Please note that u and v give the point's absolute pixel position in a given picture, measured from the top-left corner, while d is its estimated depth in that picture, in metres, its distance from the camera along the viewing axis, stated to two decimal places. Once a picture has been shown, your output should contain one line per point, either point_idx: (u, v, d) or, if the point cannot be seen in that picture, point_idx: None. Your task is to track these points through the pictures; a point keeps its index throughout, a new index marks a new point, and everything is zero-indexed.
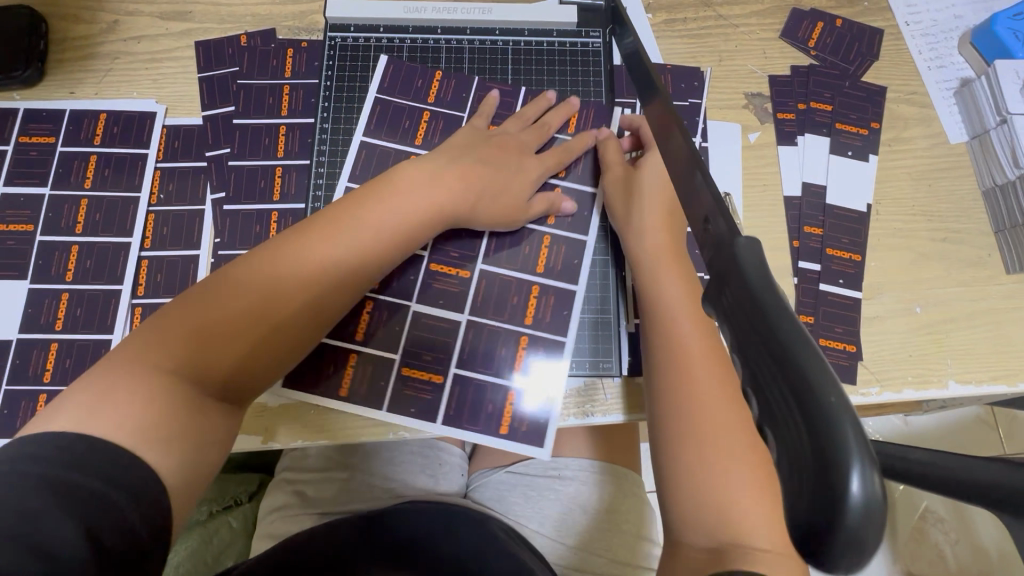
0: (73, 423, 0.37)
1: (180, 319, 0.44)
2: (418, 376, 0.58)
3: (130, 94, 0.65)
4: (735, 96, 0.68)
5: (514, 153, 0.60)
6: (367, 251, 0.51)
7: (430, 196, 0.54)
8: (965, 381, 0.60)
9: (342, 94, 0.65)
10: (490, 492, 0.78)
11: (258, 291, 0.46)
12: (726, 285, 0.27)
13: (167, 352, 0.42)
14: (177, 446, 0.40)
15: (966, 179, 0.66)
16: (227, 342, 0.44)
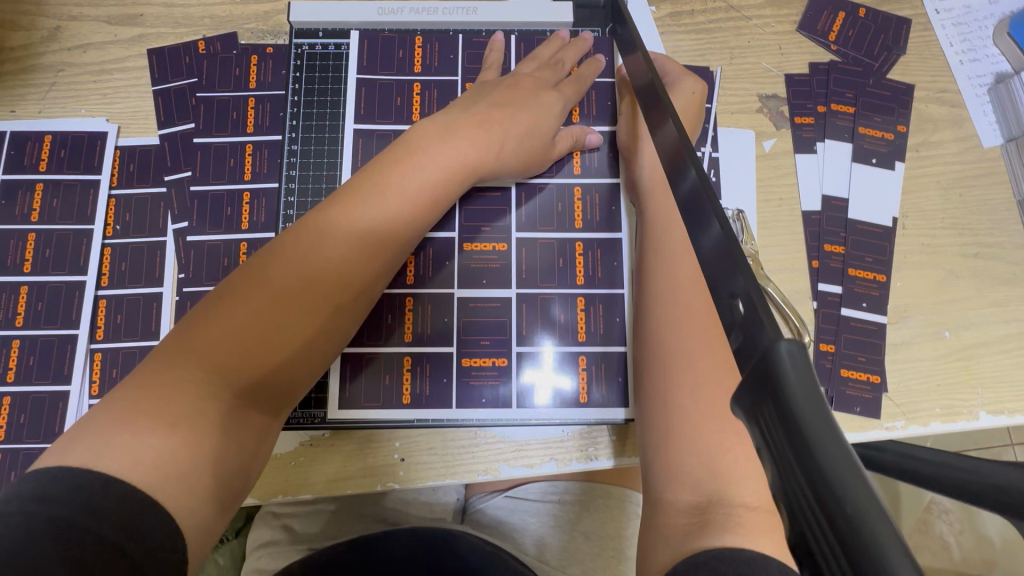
0: (93, 455, 0.33)
1: (205, 329, 0.39)
2: (479, 364, 0.53)
3: (77, 111, 0.59)
4: (747, 99, 0.61)
5: (531, 91, 0.54)
6: (393, 221, 0.46)
7: (452, 150, 0.49)
8: (997, 411, 0.55)
9: (311, 109, 0.58)
10: (488, 517, 0.74)
11: (279, 285, 0.41)
12: (765, 401, 0.23)
13: (199, 365, 0.38)
14: (200, 480, 0.36)
15: (999, 187, 0.60)
16: (268, 340, 0.40)
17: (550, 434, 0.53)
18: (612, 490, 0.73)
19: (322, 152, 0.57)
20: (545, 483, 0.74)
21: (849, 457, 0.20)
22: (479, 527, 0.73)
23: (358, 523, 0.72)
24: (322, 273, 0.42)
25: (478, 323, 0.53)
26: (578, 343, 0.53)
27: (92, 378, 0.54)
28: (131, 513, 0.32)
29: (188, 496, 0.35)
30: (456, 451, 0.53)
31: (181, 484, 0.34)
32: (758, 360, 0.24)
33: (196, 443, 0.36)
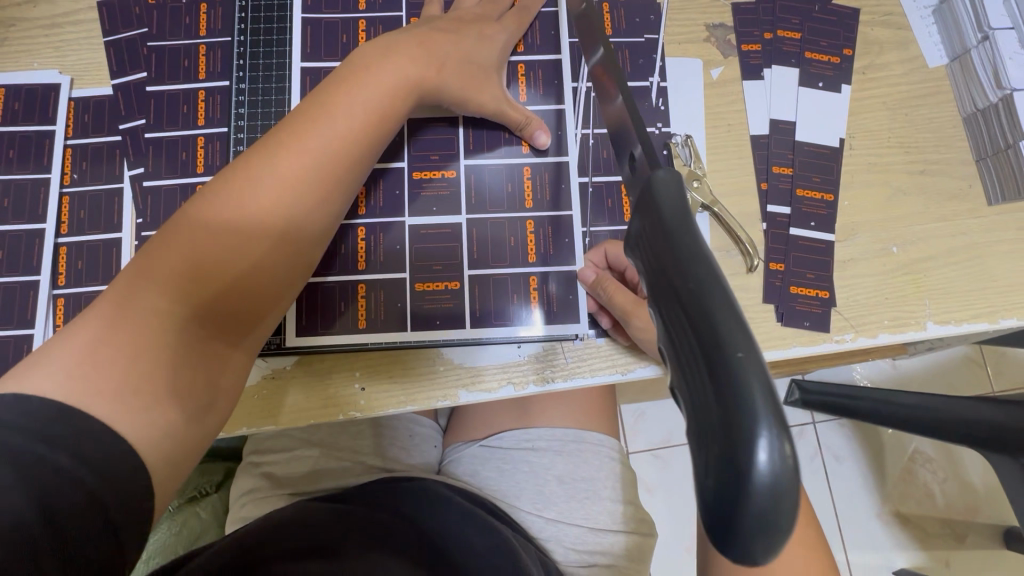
0: (54, 383, 0.33)
1: (162, 256, 0.39)
2: (432, 289, 0.54)
3: (30, 65, 0.59)
4: (694, 29, 0.62)
5: (471, 22, 0.55)
6: (347, 145, 0.46)
7: (394, 71, 0.48)
8: (944, 321, 0.57)
9: (259, 51, 0.59)
10: (464, 467, 0.74)
11: (240, 215, 0.41)
12: (644, 230, 0.23)
13: (157, 288, 0.38)
14: (160, 408, 0.35)
15: (945, 106, 0.61)
16: (221, 261, 0.40)
17: (507, 358, 0.54)
18: (583, 434, 0.74)
19: (270, 91, 0.58)
20: (520, 430, 0.74)
21: (702, 253, 0.21)
22: (453, 476, 0.73)
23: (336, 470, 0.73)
24: (282, 199, 0.42)
25: (431, 250, 0.54)
26: (528, 264, 0.55)
27: (55, 322, 0.55)
28: (87, 441, 0.32)
29: (154, 425, 0.35)
30: (415, 377, 0.54)
31: (149, 409, 0.35)
32: (642, 199, 0.24)
33: (163, 368, 0.36)
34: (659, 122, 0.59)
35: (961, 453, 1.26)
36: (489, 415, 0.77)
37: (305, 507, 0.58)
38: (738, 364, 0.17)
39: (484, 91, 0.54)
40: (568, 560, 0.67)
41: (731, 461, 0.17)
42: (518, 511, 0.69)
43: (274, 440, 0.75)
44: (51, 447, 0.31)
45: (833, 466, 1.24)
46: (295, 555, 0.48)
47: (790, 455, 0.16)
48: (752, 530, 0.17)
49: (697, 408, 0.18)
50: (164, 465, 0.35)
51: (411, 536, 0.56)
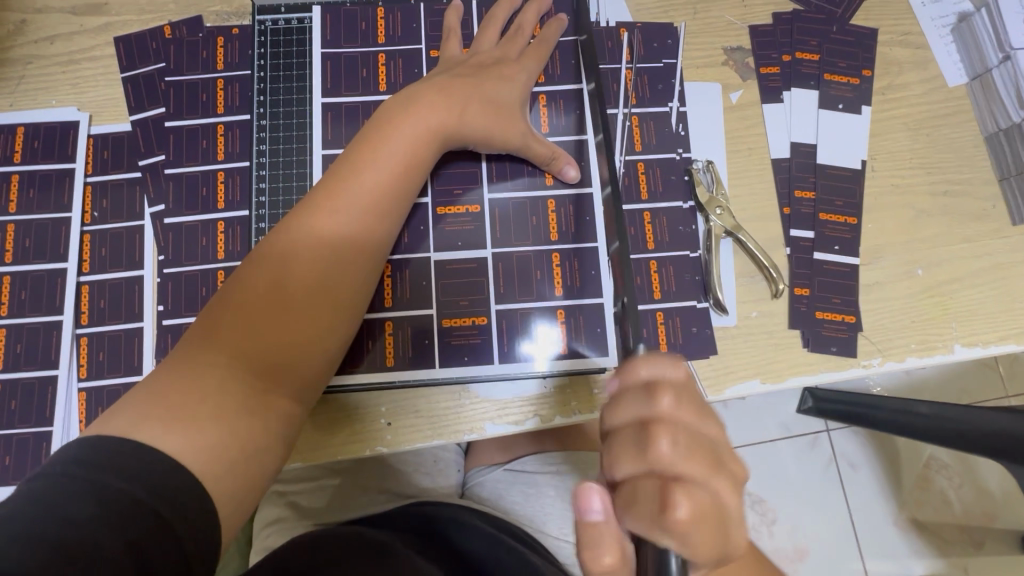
0: (127, 424, 0.36)
1: (219, 323, 0.41)
2: (459, 324, 0.54)
3: (48, 102, 0.59)
4: (712, 52, 0.61)
5: (491, 63, 0.55)
6: (379, 190, 0.47)
7: (420, 117, 0.49)
8: (971, 344, 0.56)
9: (279, 86, 0.58)
10: (488, 491, 0.74)
11: (288, 277, 0.43)
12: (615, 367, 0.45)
13: (215, 351, 0.40)
14: (225, 447, 0.37)
15: (966, 125, 0.61)
16: (272, 321, 0.42)
17: (535, 391, 0.54)
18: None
19: (290, 126, 0.58)
20: (542, 456, 0.74)
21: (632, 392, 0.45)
22: (477, 500, 0.73)
23: (360, 497, 0.73)
24: (322, 250, 0.44)
25: (457, 284, 0.54)
26: (556, 298, 0.54)
27: (79, 362, 0.54)
28: (156, 471, 0.34)
29: (220, 465, 0.37)
30: (443, 410, 0.54)
31: (210, 448, 0.37)
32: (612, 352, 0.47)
33: (220, 410, 0.38)
34: (679, 148, 0.59)
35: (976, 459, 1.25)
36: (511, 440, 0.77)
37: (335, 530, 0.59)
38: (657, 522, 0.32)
39: (511, 126, 0.53)
40: None
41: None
42: (544, 536, 0.69)
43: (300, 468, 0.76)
44: (121, 478, 0.32)
45: (849, 475, 1.24)
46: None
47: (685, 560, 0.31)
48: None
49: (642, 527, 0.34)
50: (228, 498, 0.37)
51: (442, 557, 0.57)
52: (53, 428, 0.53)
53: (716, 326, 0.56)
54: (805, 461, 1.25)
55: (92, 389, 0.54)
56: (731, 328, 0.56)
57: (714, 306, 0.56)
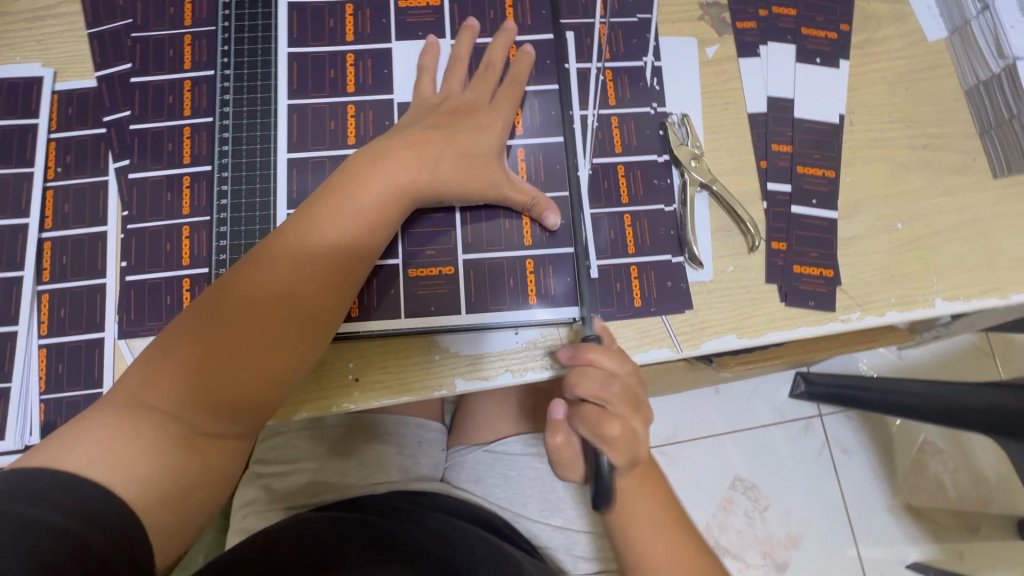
0: (70, 451, 0.39)
1: (163, 368, 0.43)
2: (426, 274, 0.52)
3: (12, 59, 0.58)
4: (688, 7, 0.60)
5: (467, 113, 0.52)
6: (335, 246, 0.46)
7: (382, 182, 0.47)
8: (953, 297, 0.55)
9: (245, 36, 0.56)
10: (466, 472, 0.70)
11: (229, 330, 0.43)
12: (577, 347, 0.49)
13: (155, 396, 0.42)
14: (149, 476, 0.40)
15: (946, 79, 0.60)
16: (207, 377, 0.42)
17: (509, 349, 0.53)
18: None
19: (256, 76, 0.55)
20: (527, 435, 0.70)
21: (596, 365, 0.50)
22: (455, 483, 0.69)
23: (340, 478, 0.67)
24: (272, 301, 0.44)
25: (423, 232, 0.53)
26: (525, 247, 0.53)
27: (40, 318, 0.53)
28: (77, 499, 0.37)
29: (147, 493, 0.39)
30: (415, 372, 0.52)
31: (143, 484, 0.39)
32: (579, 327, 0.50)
33: (157, 451, 0.40)
34: (654, 102, 0.58)
35: (969, 443, 1.24)
36: (491, 412, 0.73)
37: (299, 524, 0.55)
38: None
39: (486, 178, 0.50)
40: (574, 569, 0.65)
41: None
42: (525, 521, 0.66)
43: (274, 449, 0.70)
44: (42, 508, 0.36)
45: (842, 460, 1.22)
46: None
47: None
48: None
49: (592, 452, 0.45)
50: (156, 523, 0.39)
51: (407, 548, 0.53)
52: (11, 384, 0.52)
53: (691, 280, 0.55)
54: (797, 446, 1.23)
55: (53, 346, 0.53)
56: (707, 283, 0.55)
57: (689, 261, 0.55)
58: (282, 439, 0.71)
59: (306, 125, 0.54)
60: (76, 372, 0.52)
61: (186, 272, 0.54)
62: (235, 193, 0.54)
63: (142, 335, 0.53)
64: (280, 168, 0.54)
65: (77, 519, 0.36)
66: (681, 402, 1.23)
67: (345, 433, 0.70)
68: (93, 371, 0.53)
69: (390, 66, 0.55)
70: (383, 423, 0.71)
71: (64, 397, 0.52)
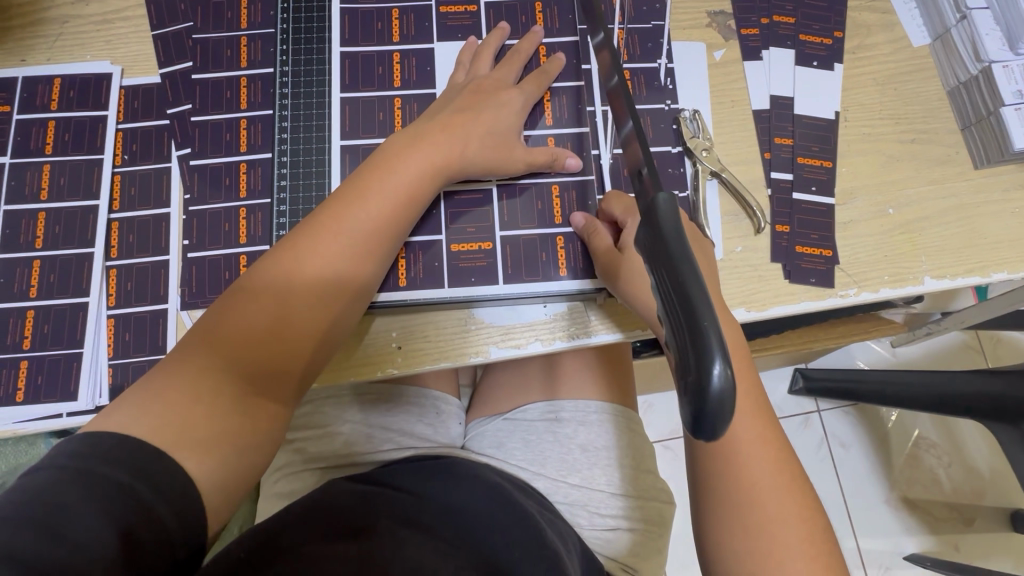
0: (130, 417, 0.41)
1: (221, 332, 0.46)
2: (466, 249, 0.58)
3: (83, 57, 0.64)
4: (697, 15, 0.67)
5: (490, 92, 0.57)
6: (341, 255, 0.49)
7: (420, 162, 0.52)
8: (940, 276, 0.61)
9: (299, 37, 0.62)
10: (487, 440, 0.74)
11: (286, 294, 0.47)
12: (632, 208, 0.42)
13: (214, 358, 0.45)
14: (210, 440, 0.42)
15: (931, 81, 0.66)
16: (266, 338, 0.46)
17: (534, 317, 0.58)
18: (607, 406, 0.74)
19: (310, 72, 0.61)
20: (543, 403, 0.74)
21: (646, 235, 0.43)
22: (477, 449, 0.74)
23: (365, 446, 0.71)
24: (288, 312, 0.47)
25: (463, 212, 0.58)
26: (555, 226, 0.58)
27: (108, 291, 0.58)
28: (139, 459, 0.38)
29: (207, 457, 0.41)
30: (449, 334, 0.57)
31: (206, 442, 0.42)
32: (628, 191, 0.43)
33: (217, 413, 0.43)
34: (667, 99, 0.64)
35: (964, 438, 1.29)
36: (515, 390, 0.78)
37: (328, 491, 0.58)
38: (704, 323, 0.29)
39: (512, 154, 0.56)
40: (591, 525, 0.68)
41: (697, 387, 0.29)
42: (544, 480, 0.69)
43: (305, 417, 0.74)
44: (113, 466, 0.37)
45: (841, 454, 1.27)
46: (323, 538, 0.49)
47: (732, 377, 0.28)
48: (701, 410, 0.29)
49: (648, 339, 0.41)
50: (218, 488, 0.42)
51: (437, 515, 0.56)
52: (83, 350, 0.57)
53: None
54: (796, 438, 1.27)
55: (120, 316, 0.58)
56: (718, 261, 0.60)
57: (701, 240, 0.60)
58: (313, 406, 0.75)
59: (356, 115, 0.60)
60: (142, 340, 0.57)
61: (243, 250, 0.59)
62: (292, 176, 0.59)
63: (203, 306, 0.58)
64: (334, 154, 0.59)
65: (141, 478, 0.38)
66: None
67: (371, 403, 0.74)
68: (157, 339, 0.57)
69: (431, 65, 0.61)
70: (407, 394, 0.75)
71: (131, 362, 0.56)
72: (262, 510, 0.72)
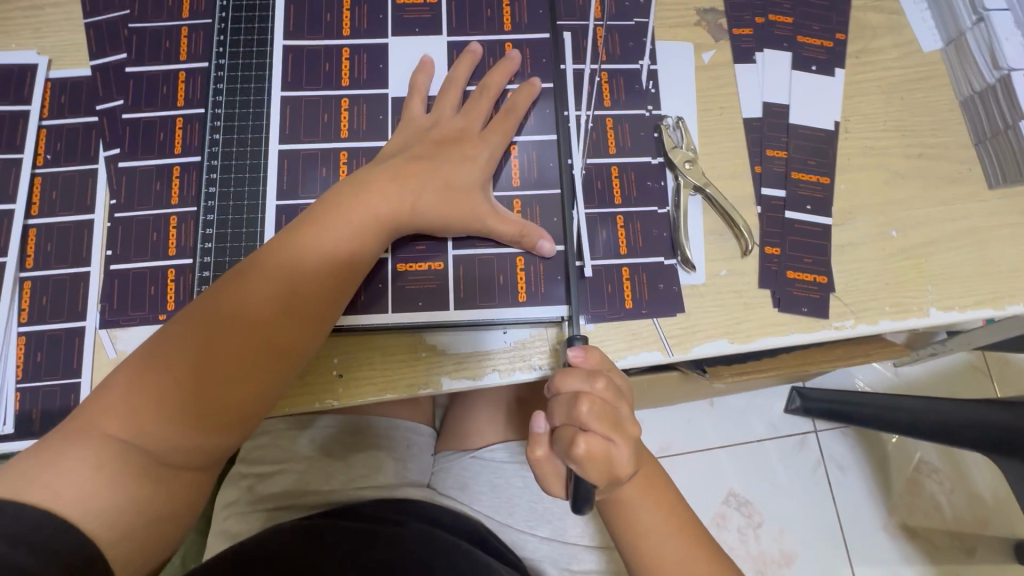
0: (25, 482, 0.37)
1: (129, 390, 0.40)
2: (416, 269, 0.52)
3: (8, 45, 0.58)
4: (685, 13, 0.61)
5: (455, 141, 0.51)
6: (281, 309, 0.44)
7: (373, 204, 0.47)
8: (947, 308, 0.54)
9: (241, 28, 0.57)
10: (452, 479, 0.68)
11: (206, 352, 0.42)
12: None
13: (120, 421, 0.40)
14: (114, 508, 0.38)
15: (942, 89, 0.60)
16: (180, 402, 0.41)
17: (496, 351, 0.52)
18: None
19: (250, 66, 0.55)
20: (512, 444, 0.68)
21: None
22: (440, 488, 0.67)
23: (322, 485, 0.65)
24: (206, 376, 0.41)
25: None
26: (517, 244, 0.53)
27: (20, 306, 0.52)
28: (25, 526, 0.35)
29: (109, 529, 0.38)
30: (403, 371, 0.51)
31: (103, 518, 0.38)
32: None
33: (118, 485, 0.38)
34: (649, 105, 0.58)
35: (967, 464, 1.22)
36: (483, 418, 0.71)
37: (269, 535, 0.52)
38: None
39: (470, 208, 0.49)
40: None
41: None
42: (512, 529, 0.64)
43: (259, 451, 0.69)
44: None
45: (839, 478, 1.20)
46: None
47: None
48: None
49: None
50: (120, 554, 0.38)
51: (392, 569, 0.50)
52: None
53: (684, 283, 0.54)
54: (791, 462, 1.21)
55: (33, 334, 0.52)
56: (700, 286, 0.54)
57: (681, 263, 0.54)
58: (269, 438, 0.69)
59: (296, 117, 0.54)
60: (55, 361, 0.51)
61: (172, 262, 0.53)
62: (224, 182, 0.53)
63: (125, 325, 0.52)
64: (271, 159, 0.53)
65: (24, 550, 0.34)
66: (674, 415, 1.22)
67: (332, 437, 0.68)
68: (72, 361, 0.51)
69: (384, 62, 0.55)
70: (374, 430, 0.70)
71: (42, 386, 0.51)
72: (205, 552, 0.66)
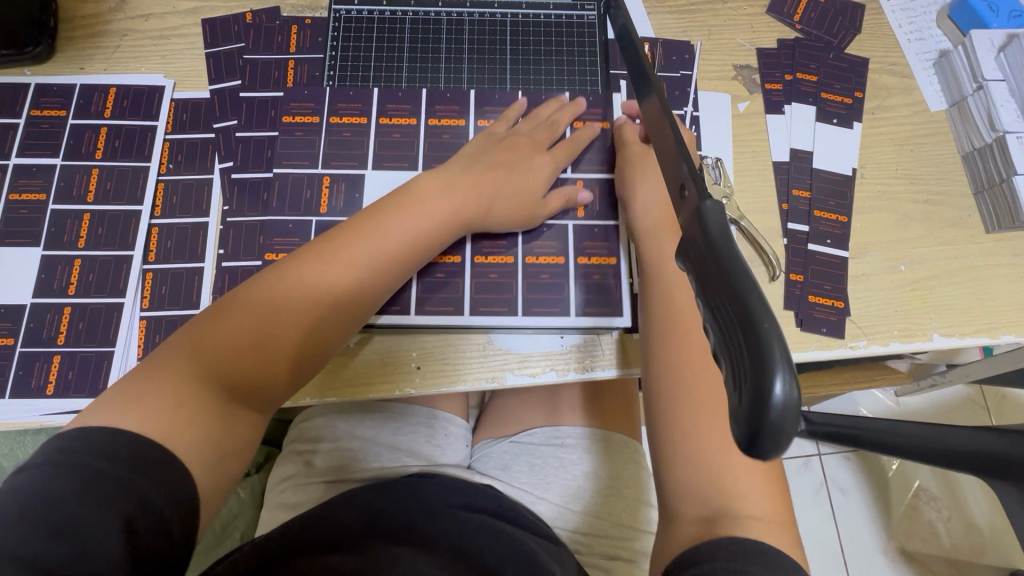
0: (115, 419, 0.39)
1: (204, 341, 0.44)
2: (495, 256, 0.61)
3: (138, 69, 0.67)
4: (725, 68, 0.70)
5: (525, 152, 0.60)
6: (354, 279, 0.49)
7: (446, 199, 0.55)
8: (948, 335, 0.62)
9: (346, 65, 0.67)
10: (492, 461, 0.75)
11: (283, 308, 0.47)
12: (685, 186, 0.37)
13: (193, 364, 0.43)
14: (203, 452, 0.41)
15: (946, 144, 0.69)
16: (251, 352, 0.45)
17: (551, 347, 0.60)
18: (610, 436, 0.75)
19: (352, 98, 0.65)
20: (549, 428, 0.76)
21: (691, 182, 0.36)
22: (483, 468, 0.75)
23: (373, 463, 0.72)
24: (274, 330, 0.46)
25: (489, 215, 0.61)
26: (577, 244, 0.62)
27: (143, 293, 0.60)
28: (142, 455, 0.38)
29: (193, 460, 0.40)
30: (465, 358, 0.59)
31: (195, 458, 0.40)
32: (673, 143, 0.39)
33: (194, 425, 0.41)
34: None
35: (965, 494, 1.28)
36: (522, 415, 0.79)
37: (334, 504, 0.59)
38: (765, 332, 0.25)
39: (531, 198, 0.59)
40: (588, 553, 0.69)
41: (752, 398, 0.25)
42: (546, 504, 0.70)
43: (315, 430, 0.76)
44: (99, 460, 0.36)
45: (840, 499, 1.27)
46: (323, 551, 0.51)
47: (795, 390, 0.24)
48: (759, 428, 0.25)
49: (710, 293, 0.29)
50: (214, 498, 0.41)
51: (439, 536, 0.55)
52: (114, 349, 0.58)
53: None
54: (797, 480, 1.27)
55: (153, 319, 0.59)
56: None
57: None
58: (326, 420, 0.76)
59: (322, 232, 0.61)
60: None
61: None
62: None
63: None
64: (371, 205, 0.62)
65: (157, 486, 0.37)
66: None
67: (382, 419, 0.76)
68: None
69: (452, 113, 0.65)
70: (415, 415, 0.77)
71: None
72: (263, 521, 0.73)
